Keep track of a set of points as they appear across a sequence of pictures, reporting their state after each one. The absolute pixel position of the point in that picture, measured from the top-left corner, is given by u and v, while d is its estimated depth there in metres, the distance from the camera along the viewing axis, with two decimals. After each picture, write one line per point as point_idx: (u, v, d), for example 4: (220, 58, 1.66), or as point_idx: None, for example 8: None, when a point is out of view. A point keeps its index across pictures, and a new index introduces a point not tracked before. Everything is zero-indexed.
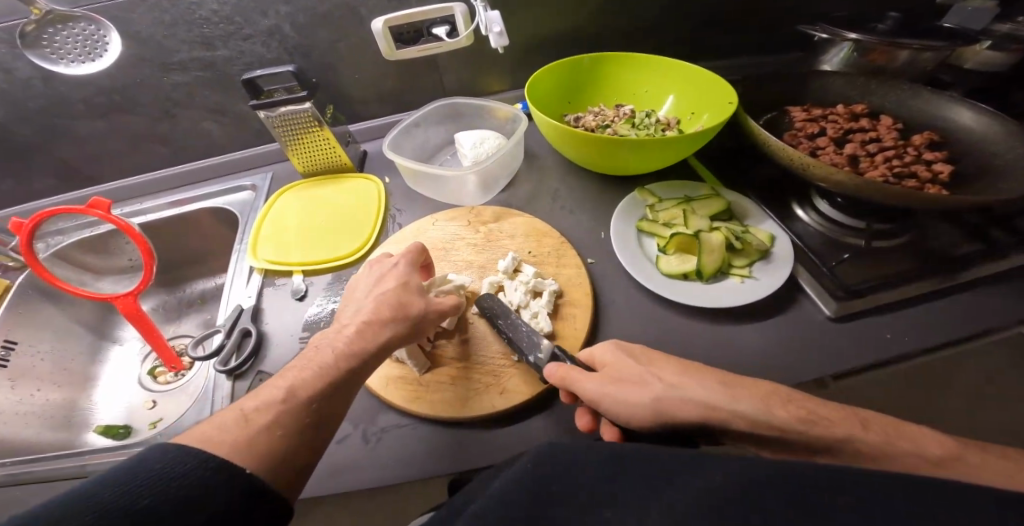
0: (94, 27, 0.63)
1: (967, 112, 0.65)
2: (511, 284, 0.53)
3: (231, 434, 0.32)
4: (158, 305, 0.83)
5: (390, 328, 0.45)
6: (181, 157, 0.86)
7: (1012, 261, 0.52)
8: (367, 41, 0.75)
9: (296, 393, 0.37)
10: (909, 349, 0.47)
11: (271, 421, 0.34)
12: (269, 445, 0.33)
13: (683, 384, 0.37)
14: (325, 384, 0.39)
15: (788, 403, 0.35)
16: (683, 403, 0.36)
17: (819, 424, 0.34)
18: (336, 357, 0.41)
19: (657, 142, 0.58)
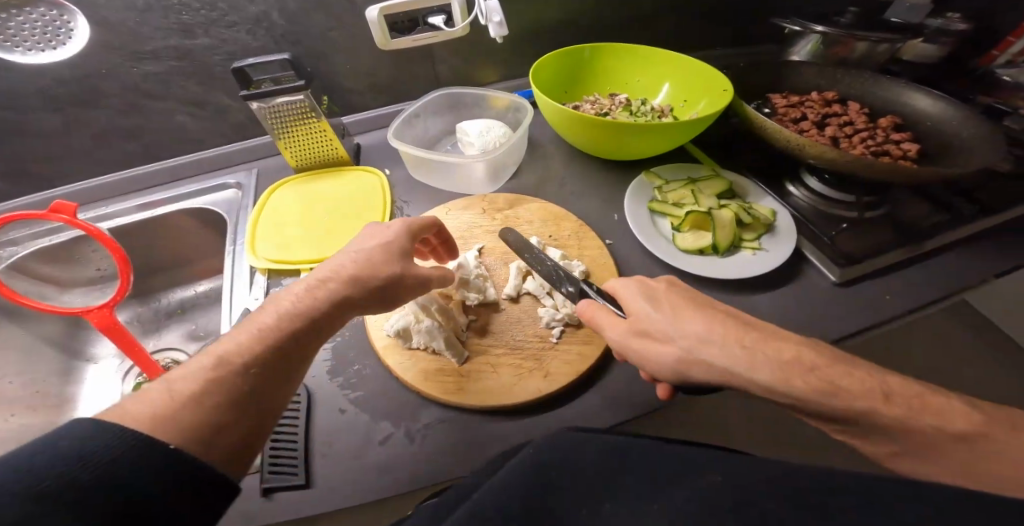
0: (57, 13, 0.59)
1: (923, 98, 0.73)
2: (539, 266, 0.54)
3: (149, 407, 0.28)
4: (134, 318, 0.77)
5: (343, 295, 0.40)
6: (153, 154, 0.80)
7: (980, 225, 0.58)
8: (360, 30, 0.73)
9: (231, 361, 0.33)
10: (906, 306, 0.52)
11: (195, 391, 0.30)
12: (193, 419, 0.29)
13: (683, 324, 0.37)
14: (266, 351, 0.35)
15: (806, 351, 0.34)
16: (694, 352, 0.36)
17: (827, 378, 0.31)
18: (280, 326, 0.37)
19: (661, 128, 0.60)
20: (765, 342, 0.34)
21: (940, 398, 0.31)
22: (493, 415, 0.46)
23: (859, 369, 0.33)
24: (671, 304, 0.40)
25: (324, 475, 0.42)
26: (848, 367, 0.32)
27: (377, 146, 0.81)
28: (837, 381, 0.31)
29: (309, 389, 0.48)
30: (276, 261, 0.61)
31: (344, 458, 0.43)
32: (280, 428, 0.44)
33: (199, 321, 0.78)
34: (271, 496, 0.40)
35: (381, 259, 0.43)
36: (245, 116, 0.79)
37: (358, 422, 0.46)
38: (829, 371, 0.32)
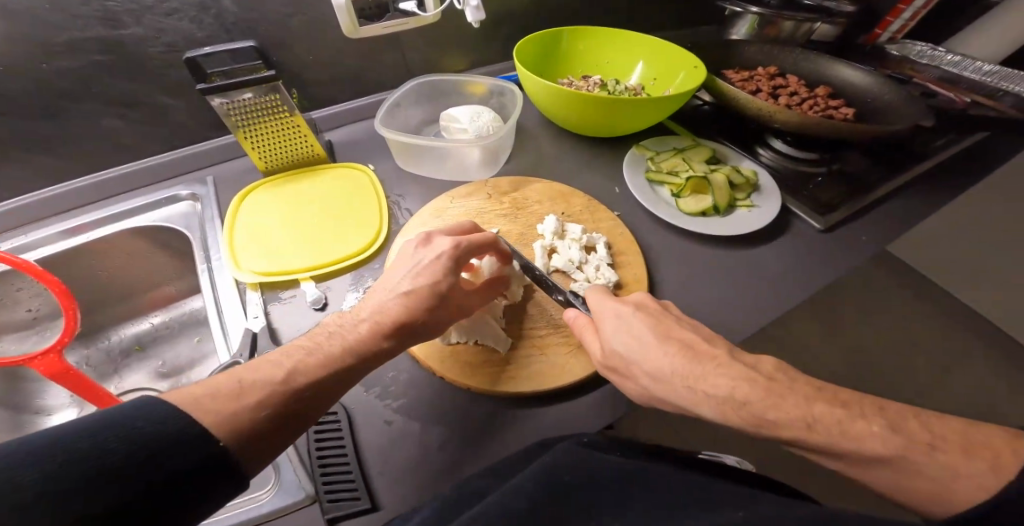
0: None
1: (850, 71, 0.82)
2: (563, 243, 0.55)
3: (221, 404, 0.28)
4: (83, 363, 0.68)
5: (398, 338, 0.39)
6: (75, 169, 0.67)
7: (912, 171, 0.70)
8: (322, 17, 0.67)
9: (293, 379, 0.32)
10: (873, 243, 0.61)
11: (262, 399, 0.29)
12: (252, 419, 0.28)
13: (644, 359, 0.39)
14: (327, 373, 0.34)
15: (743, 386, 0.34)
16: (655, 393, 0.38)
17: (758, 411, 0.33)
18: (344, 353, 0.36)
19: (653, 101, 0.63)
20: (714, 377, 0.36)
21: (865, 425, 0.30)
22: (547, 397, 0.47)
23: (790, 400, 0.33)
24: (637, 332, 0.41)
25: (388, 490, 0.40)
26: (779, 397, 0.33)
27: (352, 142, 0.76)
28: (766, 416, 0.32)
29: (345, 406, 0.45)
30: (266, 273, 0.55)
31: (405, 472, 0.41)
32: (327, 448, 0.41)
33: (165, 356, 0.71)
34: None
35: (441, 292, 0.42)
36: (191, 117, 0.70)
37: (409, 431, 0.44)
38: (760, 407, 0.33)
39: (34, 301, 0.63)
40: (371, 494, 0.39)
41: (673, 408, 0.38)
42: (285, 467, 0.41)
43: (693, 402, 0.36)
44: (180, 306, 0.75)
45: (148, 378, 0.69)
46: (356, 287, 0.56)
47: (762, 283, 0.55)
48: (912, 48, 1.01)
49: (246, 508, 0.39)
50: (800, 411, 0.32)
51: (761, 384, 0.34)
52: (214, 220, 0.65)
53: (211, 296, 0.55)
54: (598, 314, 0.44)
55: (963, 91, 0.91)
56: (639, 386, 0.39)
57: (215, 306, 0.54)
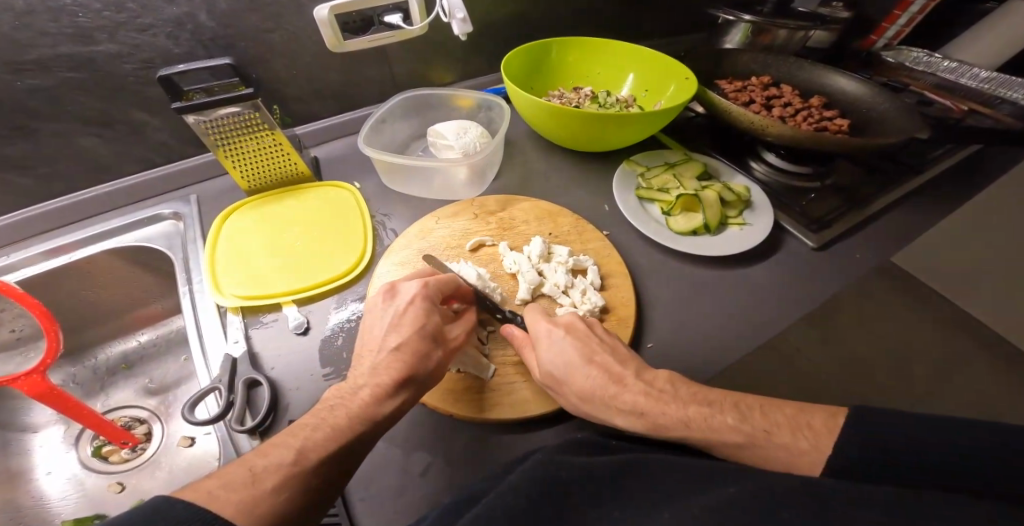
0: None
1: (844, 80, 0.80)
2: (549, 266, 0.54)
3: (238, 495, 0.28)
4: (68, 381, 0.66)
5: (407, 391, 0.39)
6: (52, 188, 0.65)
7: (905, 185, 0.68)
8: (304, 31, 0.66)
9: (306, 456, 0.32)
10: (870, 259, 0.60)
11: (278, 483, 0.29)
12: (275, 509, 0.29)
13: (573, 379, 0.41)
14: (340, 445, 0.34)
15: (647, 398, 0.39)
16: (584, 409, 0.41)
17: (660, 417, 0.38)
18: (355, 420, 0.36)
19: (640, 117, 0.61)
20: (624, 392, 0.40)
21: (721, 419, 0.37)
22: (534, 423, 0.45)
23: (675, 404, 0.39)
24: (568, 356, 0.42)
25: (368, 518, 0.38)
26: (664, 404, 0.39)
27: (339, 159, 0.75)
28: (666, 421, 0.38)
29: None
30: (247, 297, 0.54)
31: (386, 498, 0.40)
32: None
33: (153, 374, 0.70)
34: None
35: (436, 345, 0.42)
36: (171, 134, 0.68)
37: (390, 456, 0.42)
38: (655, 414, 0.38)
39: (16, 323, 0.62)
40: (352, 518, 0.38)
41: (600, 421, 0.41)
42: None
43: (612, 414, 0.40)
44: (167, 323, 0.73)
45: (135, 396, 0.68)
46: (340, 310, 0.55)
47: (753, 304, 0.54)
48: (909, 55, 1.00)
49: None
50: (685, 409, 0.38)
51: (660, 395, 0.40)
52: (197, 240, 0.64)
53: (192, 317, 0.54)
54: (533, 334, 0.45)
55: (959, 100, 0.91)
56: (568, 402, 0.42)
57: (194, 330, 0.53)
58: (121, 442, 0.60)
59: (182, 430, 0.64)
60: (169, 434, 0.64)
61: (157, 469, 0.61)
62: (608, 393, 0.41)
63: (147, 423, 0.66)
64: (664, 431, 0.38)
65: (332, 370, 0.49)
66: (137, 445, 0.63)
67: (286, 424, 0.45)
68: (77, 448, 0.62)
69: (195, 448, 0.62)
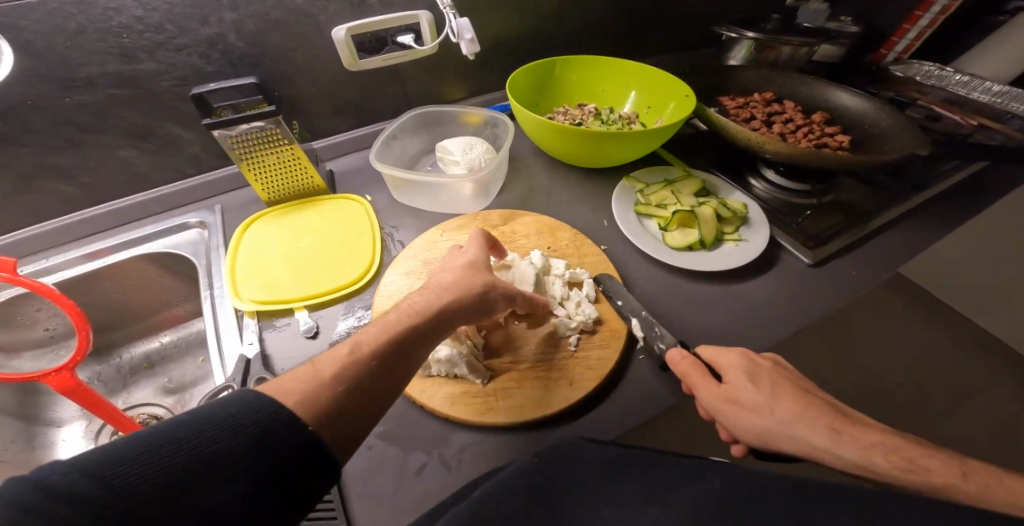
0: None
1: (846, 95, 0.80)
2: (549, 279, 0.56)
3: (301, 387, 0.31)
4: (94, 378, 0.71)
5: (456, 302, 0.43)
6: (90, 196, 0.70)
7: (906, 204, 0.68)
8: (324, 50, 0.71)
9: (361, 352, 0.35)
10: (870, 278, 0.60)
11: (336, 374, 0.33)
12: (330, 397, 0.32)
13: (776, 402, 0.38)
14: (394, 346, 0.37)
15: (886, 437, 0.34)
16: (765, 428, 0.37)
17: (795, 430, 0.36)
18: (406, 318, 0.39)
19: (639, 134, 0.63)
20: (748, 414, 0.39)
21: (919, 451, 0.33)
22: (527, 428, 0.47)
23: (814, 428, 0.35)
24: (774, 383, 0.40)
25: (364, 515, 0.41)
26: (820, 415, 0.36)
27: (352, 172, 0.79)
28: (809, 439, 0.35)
29: None
30: (263, 302, 0.58)
31: (381, 496, 0.42)
32: None
33: (172, 373, 0.74)
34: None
35: (479, 269, 0.47)
36: (199, 147, 0.73)
37: (388, 456, 0.45)
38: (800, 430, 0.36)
39: (52, 321, 0.67)
40: (349, 516, 0.41)
41: (793, 446, 0.36)
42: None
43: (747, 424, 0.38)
44: (187, 326, 0.78)
45: (155, 395, 0.72)
46: (347, 317, 0.58)
47: (746, 320, 0.55)
48: (919, 68, 0.98)
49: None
50: (796, 407, 0.37)
51: (903, 439, 0.35)
52: (219, 248, 0.68)
53: (211, 321, 0.57)
54: (723, 363, 0.43)
55: (968, 115, 0.90)
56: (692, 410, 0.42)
57: (213, 332, 0.56)
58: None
59: None
60: None
61: None
62: (729, 404, 0.40)
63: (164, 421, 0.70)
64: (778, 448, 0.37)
65: None
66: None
67: None
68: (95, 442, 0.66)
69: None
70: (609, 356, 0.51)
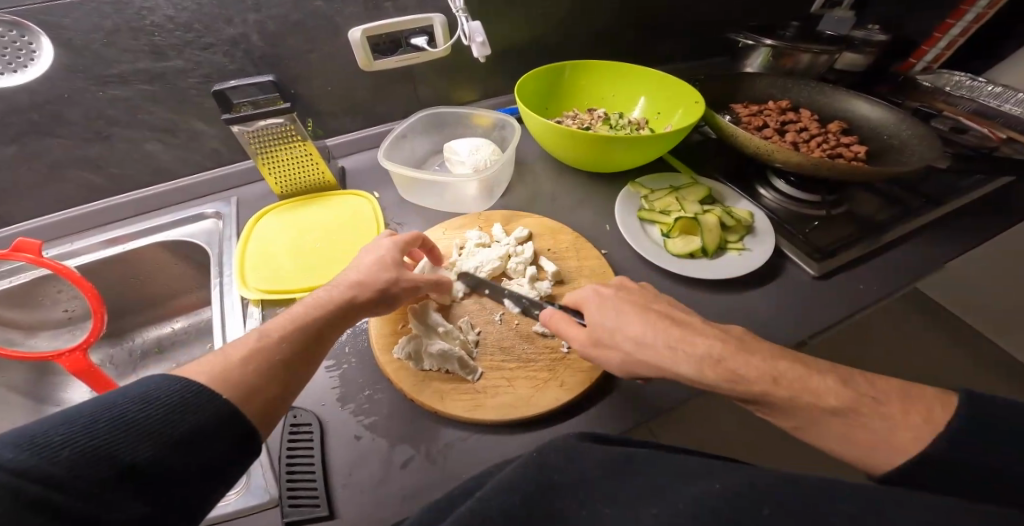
0: (17, 32, 0.55)
1: (864, 105, 0.78)
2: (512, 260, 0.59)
3: (205, 367, 0.33)
4: (106, 360, 0.75)
5: (368, 293, 0.46)
6: (117, 186, 0.74)
7: (925, 218, 0.66)
8: (340, 51, 0.73)
9: (270, 335, 0.38)
10: (879, 293, 0.58)
11: (244, 356, 0.35)
12: (241, 377, 0.33)
13: (623, 328, 0.43)
14: (300, 332, 0.40)
15: (715, 343, 0.39)
16: (637, 356, 0.42)
17: (650, 355, 0.41)
18: (309, 310, 0.42)
19: (645, 139, 0.63)
20: (609, 350, 0.43)
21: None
22: (514, 427, 0.48)
23: (645, 347, 0.41)
24: (618, 307, 0.45)
25: (347, 503, 0.42)
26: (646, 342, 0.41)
27: (363, 170, 0.81)
28: (651, 360, 0.41)
29: (320, 418, 0.48)
30: (269, 291, 0.60)
31: (367, 486, 0.43)
32: (296, 456, 0.44)
33: (180, 360, 0.77)
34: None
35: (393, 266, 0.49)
36: (220, 142, 0.76)
37: (376, 448, 0.46)
38: (640, 353, 0.41)
39: (71, 303, 0.71)
40: (332, 503, 0.42)
41: (649, 373, 0.41)
42: (256, 470, 0.45)
43: (609, 359, 0.44)
44: (197, 314, 0.81)
45: None
46: None
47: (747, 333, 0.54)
48: (949, 79, 0.94)
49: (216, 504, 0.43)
50: (641, 331, 0.42)
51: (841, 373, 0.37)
52: (230, 238, 0.70)
53: (218, 308, 0.60)
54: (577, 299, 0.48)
55: (997, 128, 0.86)
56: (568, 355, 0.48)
57: (219, 318, 0.59)
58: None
59: None
60: None
61: None
62: (596, 344, 0.44)
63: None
64: (636, 372, 0.42)
65: (332, 361, 0.53)
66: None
67: None
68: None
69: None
70: None
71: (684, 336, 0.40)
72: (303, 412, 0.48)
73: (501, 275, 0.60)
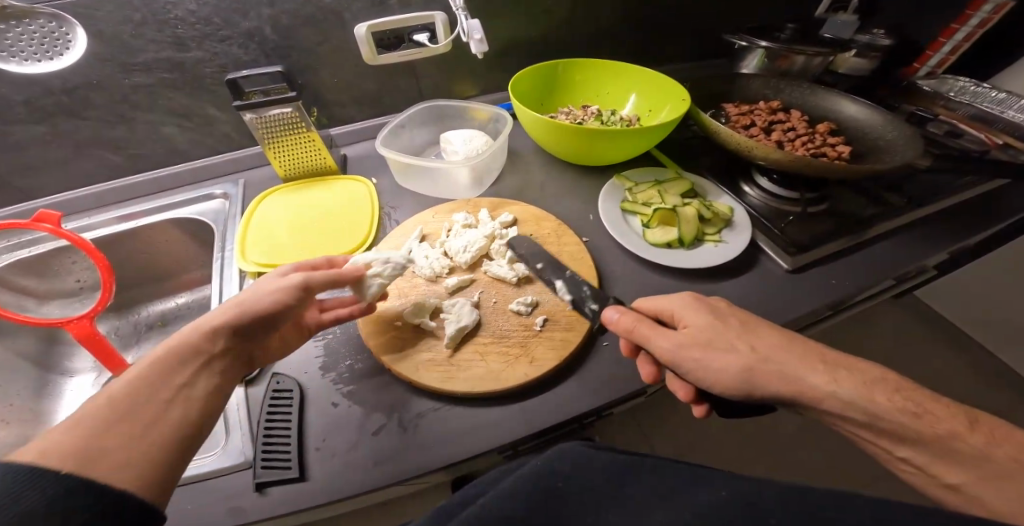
0: (55, 24, 0.59)
1: (852, 105, 0.79)
2: (496, 244, 0.62)
3: (49, 441, 0.28)
4: (112, 331, 0.79)
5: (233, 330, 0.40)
6: (135, 166, 0.80)
7: (906, 217, 0.67)
8: (348, 44, 0.77)
9: (116, 396, 0.32)
10: (851, 288, 0.60)
11: (80, 420, 0.29)
12: (83, 441, 0.28)
13: (754, 333, 0.42)
14: (147, 380, 0.33)
15: (885, 389, 0.38)
16: (770, 363, 0.40)
17: (780, 365, 0.40)
18: (172, 358, 0.36)
19: (630, 132, 0.66)
20: (724, 355, 0.41)
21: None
22: (485, 399, 0.50)
23: (792, 357, 0.40)
24: (739, 317, 0.45)
25: (320, 465, 0.45)
26: (781, 357, 0.40)
27: (364, 157, 0.85)
28: (795, 372, 0.39)
29: (301, 385, 0.51)
30: (265, 265, 0.64)
31: (338, 453, 0.46)
32: (275, 419, 0.48)
33: None
34: (264, 491, 0.43)
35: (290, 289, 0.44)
36: (231, 128, 0.80)
37: (351, 414, 0.49)
38: (780, 363, 0.40)
39: (83, 273, 0.76)
40: (305, 465, 0.45)
41: (772, 391, 0.39)
42: (234, 434, 0.48)
43: (727, 366, 0.41)
44: (200, 290, 0.86)
45: None
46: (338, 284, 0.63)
47: None
48: (953, 84, 0.93)
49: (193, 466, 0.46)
50: (777, 342, 0.42)
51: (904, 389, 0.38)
52: (235, 216, 0.75)
53: (218, 280, 0.64)
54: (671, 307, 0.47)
55: (995, 132, 0.87)
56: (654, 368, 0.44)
57: (218, 289, 0.63)
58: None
59: None
60: None
61: None
62: (700, 345, 0.42)
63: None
64: (758, 388, 0.40)
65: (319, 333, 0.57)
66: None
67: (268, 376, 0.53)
68: None
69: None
70: (573, 338, 0.53)
71: (824, 355, 0.41)
72: (285, 379, 0.51)
73: (484, 255, 0.62)
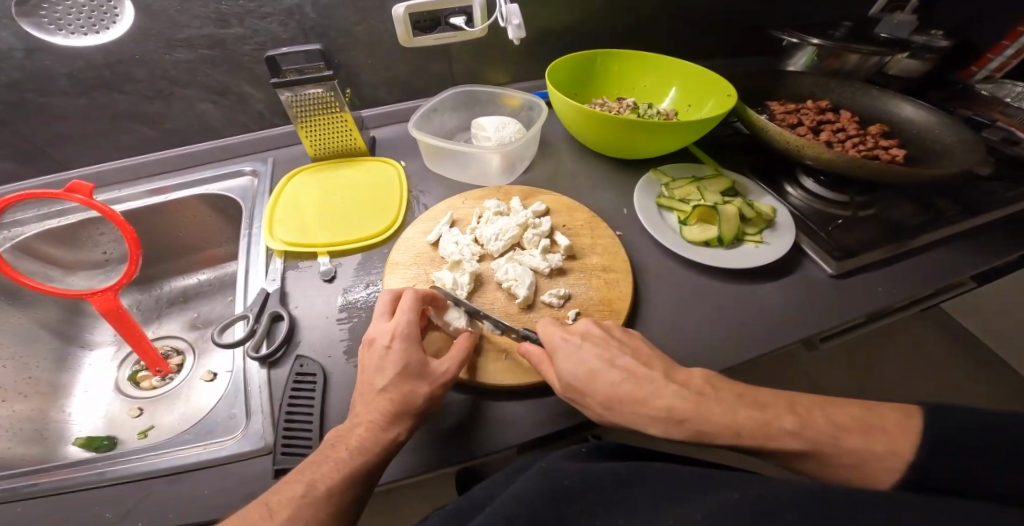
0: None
1: (908, 107, 0.75)
2: (529, 234, 0.60)
3: None
4: (134, 305, 0.80)
5: (400, 424, 0.41)
6: (167, 141, 0.80)
7: (960, 226, 0.63)
8: (385, 24, 0.75)
9: (315, 488, 0.35)
10: (897, 299, 0.56)
11: (289, 516, 0.33)
12: None
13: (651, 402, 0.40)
14: (342, 476, 0.37)
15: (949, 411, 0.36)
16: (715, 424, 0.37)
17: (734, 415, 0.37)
18: (357, 454, 0.38)
19: (671, 126, 0.63)
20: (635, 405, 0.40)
21: None
22: (514, 391, 0.49)
23: (721, 409, 0.38)
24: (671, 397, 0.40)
25: None
26: (707, 407, 0.38)
27: (393, 140, 0.84)
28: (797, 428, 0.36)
29: (324, 369, 0.51)
30: (292, 244, 0.63)
31: None
32: (298, 402, 0.47)
33: (200, 309, 0.81)
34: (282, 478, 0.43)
35: (420, 377, 0.43)
36: (264, 106, 0.80)
37: None
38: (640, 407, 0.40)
39: (109, 245, 0.77)
40: None
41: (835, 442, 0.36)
42: (255, 417, 0.48)
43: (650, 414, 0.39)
44: (223, 267, 0.86)
45: (180, 327, 0.79)
46: (363, 267, 0.62)
47: (754, 321, 0.54)
48: (1011, 90, 0.89)
49: (211, 449, 0.46)
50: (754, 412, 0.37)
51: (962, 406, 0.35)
52: (263, 193, 0.74)
53: (245, 256, 0.63)
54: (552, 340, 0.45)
55: None
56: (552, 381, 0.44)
57: (244, 265, 0.62)
58: (156, 369, 0.68)
59: (212, 364, 0.72)
60: (198, 367, 0.73)
61: (173, 400, 0.68)
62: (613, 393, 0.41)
63: (182, 354, 0.75)
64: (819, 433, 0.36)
65: (344, 317, 0.56)
66: (167, 374, 0.70)
67: (292, 358, 0.52)
68: (120, 367, 0.72)
69: (214, 383, 0.69)
70: None
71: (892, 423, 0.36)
72: (309, 362, 0.51)
73: (514, 245, 0.61)
